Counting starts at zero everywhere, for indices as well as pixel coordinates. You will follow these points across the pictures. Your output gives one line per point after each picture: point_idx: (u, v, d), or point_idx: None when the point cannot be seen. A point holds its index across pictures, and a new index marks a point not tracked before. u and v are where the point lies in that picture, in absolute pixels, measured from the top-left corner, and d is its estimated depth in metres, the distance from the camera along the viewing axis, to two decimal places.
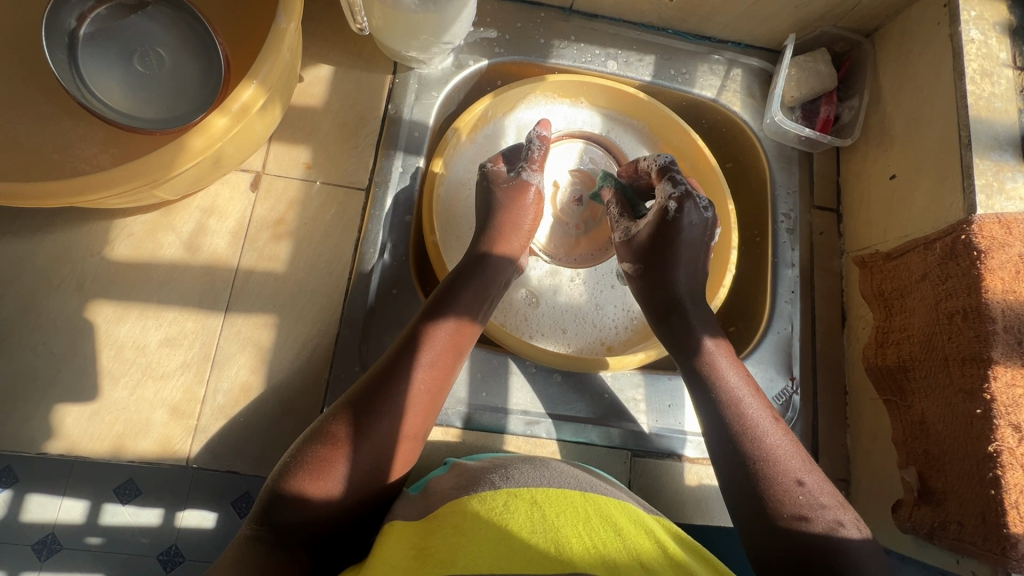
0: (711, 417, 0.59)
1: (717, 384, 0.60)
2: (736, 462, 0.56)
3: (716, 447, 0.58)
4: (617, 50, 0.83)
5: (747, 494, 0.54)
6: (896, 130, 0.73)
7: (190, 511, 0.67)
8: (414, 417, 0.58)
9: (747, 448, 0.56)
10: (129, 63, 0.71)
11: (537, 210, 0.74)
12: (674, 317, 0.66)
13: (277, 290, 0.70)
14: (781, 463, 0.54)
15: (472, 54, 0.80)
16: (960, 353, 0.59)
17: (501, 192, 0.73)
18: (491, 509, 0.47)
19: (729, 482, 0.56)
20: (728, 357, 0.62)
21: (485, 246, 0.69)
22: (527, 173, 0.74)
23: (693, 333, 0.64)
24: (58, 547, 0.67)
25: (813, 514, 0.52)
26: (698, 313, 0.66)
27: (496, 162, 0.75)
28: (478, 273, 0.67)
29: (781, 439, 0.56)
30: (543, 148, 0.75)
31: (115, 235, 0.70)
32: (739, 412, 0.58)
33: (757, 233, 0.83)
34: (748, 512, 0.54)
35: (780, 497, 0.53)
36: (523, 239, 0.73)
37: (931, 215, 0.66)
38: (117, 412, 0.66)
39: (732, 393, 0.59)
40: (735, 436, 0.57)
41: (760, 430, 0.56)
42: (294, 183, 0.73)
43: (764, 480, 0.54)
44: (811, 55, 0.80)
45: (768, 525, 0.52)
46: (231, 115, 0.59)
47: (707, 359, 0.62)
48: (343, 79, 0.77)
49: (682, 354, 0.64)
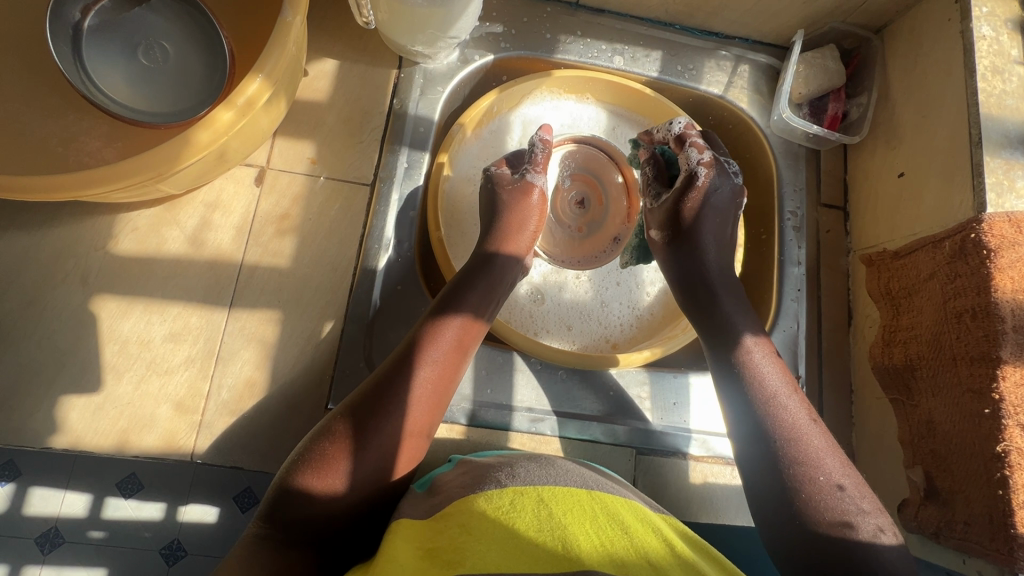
0: (750, 416, 0.58)
1: (756, 381, 0.59)
2: (771, 463, 0.55)
3: (752, 446, 0.57)
4: (624, 46, 0.83)
5: (782, 495, 0.53)
6: (905, 128, 0.73)
7: (192, 506, 0.66)
8: (418, 415, 0.57)
9: (784, 447, 0.55)
10: (133, 56, 0.70)
11: (542, 211, 0.74)
12: (707, 301, 0.66)
13: (282, 285, 0.69)
14: (819, 466, 0.54)
15: (478, 49, 0.79)
16: (968, 353, 0.58)
17: (507, 194, 0.72)
18: (497, 508, 0.47)
19: (761, 482, 0.55)
20: (766, 354, 0.61)
21: (491, 245, 0.69)
22: (531, 176, 0.73)
23: (736, 327, 0.63)
24: (61, 541, 0.66)
25: (851, 518, 0.51)
26: (734, 307, 0.65)
27: (499, 166, 0.75)
28: (486, 271, 0.67)
29: (819, 440, 0.56)
30: (546, 151, 0.75)
31: (119, 230, 0.70)
32: (777, 411, 0.57)
33: (762, 230, 0.82)
34: (781, 513, 0.53)
35: (816, 500, 0.52)
36: (530, 238, 0.72)
37: (941, 213, 0.65)
38: (122, 407, 0.66)
39: (769, 389, 0.58)
40: (773, 435, 0.56)
41: (798, 431, 0.56)
42: (298, 178, 0.73)
43: (799, 481, 0.53)
44: (819, 52, 0.80)
45: (802, 528, 0.52)
46: (236, 109, 0.59)
47: (746, 357, 0.61)
48: (348, 73, 0.76)
49: (720, 349, 0.63)
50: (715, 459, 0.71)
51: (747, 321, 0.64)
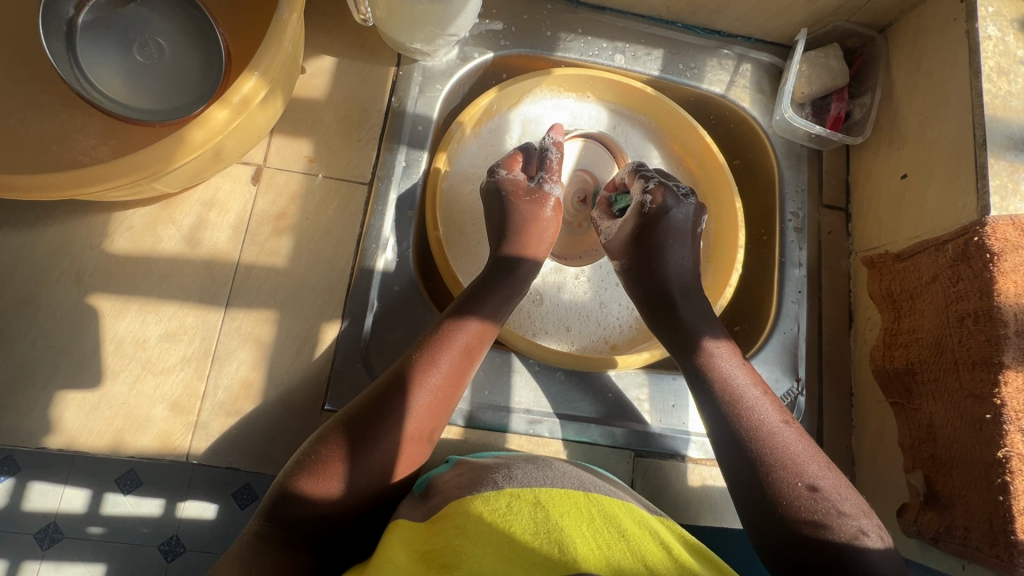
0: (721, 423, 0.57)
1: (723, 387, 0.59)
2: (744, 467, 0.54)
3: (728, 452, 0.56)
4: (625, 44, 0.82)
5: (760, 500, 0.53)
6: (909, 128, 0.72)
7: (190, 502, 0.67)
8: (425, 420, 0.57)
9: (757, 452, 0.54)
10: (129, 53, 0.70)
11: (557, 222, 0.74)
12: (668, 314, 0.66)
13: (278, 285, 0.69)
14: (792, 465, 0.53)
15: (478, 47, 0.78)
16: (970, 357, 0.58)
17: (524, 206, 0.71)
18: (494, 511, 0.46)
19: (738, 487, 0.55)
20: (734, 361, 0.61)
21: (513, 251, 0.69)
22: (549, 185, 0.74)
23: (699, 335, 0.64)
24: (59, 536, 0.67)
25: (828, 519, 0.50)
26: (697, 317, 0.65)
27: (511, 169, 0.74)
28: (504, 278, 0.67)
29: (792, 440, 0.55)
30: (559, 156, 0.76)
31: (115, 228, 0.69)
32: (744, 414, 0.57)
33: (764, 231, 0.82)
34: (758, 518, 0.52)
35: (791, 501, 0.51)
36: (546, 247, 0.72)
37: (944, 216, 0.64)
38: (117, 406, 0.65)
39: (739, 395, 0.58)
40: (746, 440, 0.55)
41: (767, 433, 0.55)
42: (296, 177, 0.72)
43: (772, 484, 0.53)
44: (822, 51, 0.79)
45: (780, 531, 0.51)
46: (232, 108, 0.58)
47: (710, 362, 0.61)
48: (345, 71, 0.76)
49: (688, 358, 0.63)
50: (713, 462, 0.70)
51: (710, 328, 0.64)
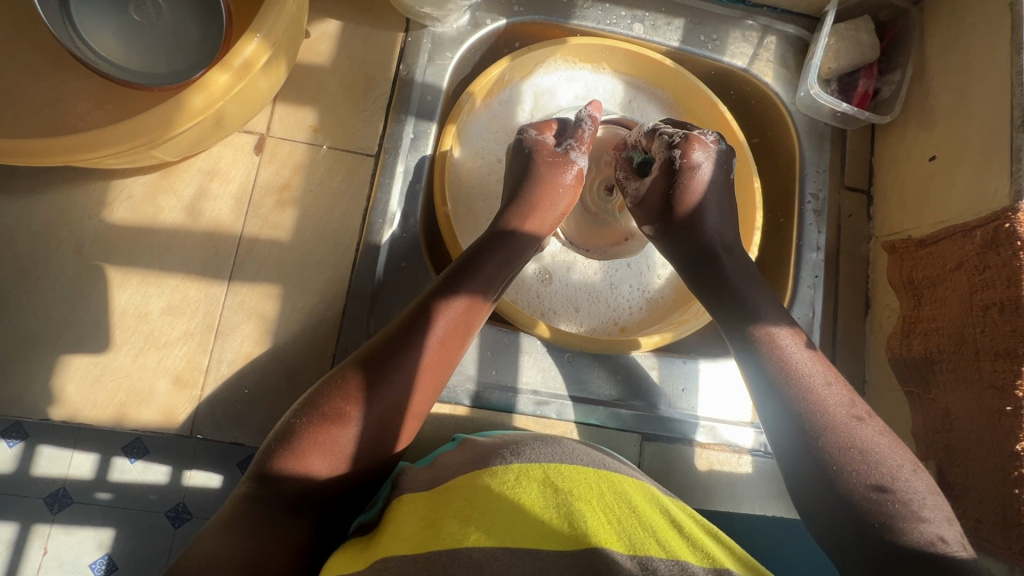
0: (796, 414, 0.54)
1: (792, 376, 0.55)
2: (810, 459, 0.53)
3: (802, 446, 0.53)
4: (644, 12, 0.78)
5: (839, 500, 0.51)
6: (941, 107, 0.69)
7: (196, 471, 0.65)
8: (420, 393, 0.56)
9: (836, 451, 0.52)
10: (125, 10, 0.66)
11: (574, 192, 0.71)
12: (716, 281, 0.63)
13: (282, 259, 0.67)
14: (866, 464, 0.51)
15: (490, 13, 0.74)
16: (993, 347, 0.56)
17: (544, 167, 0.69)
18: (502, 484, 0.46)
19: (796, 472, 0.54)
20: (801, 350, 0.57)
21: (509, 222, 0.67)
22: (574, 153, 0.71)
23: (761, 317, 0.59)
24: (69, 501, 0.66)
25: (907, 524, 0.48)
26: (743, 276, 0.63)
27: (542, 131, 0.72)
28: (501, 250, 0.64)
29: (858, 430, 0.52)
30: (593, 128, 0.73)
31: (114, 197, 0.67)
32: (815, 405, 0.54)
33: (781, 212, 0.79)
34: (832, 514, 0.51)
35: (863, 499, 0.50)
36: (556, 218, 0.70)
37: (973, 200, 0.62)
38: (120, 379, 0.65)
39: (811, 392, 0.54)
40: (824, 438, 0.52)
41: (845, 432, 0.52)
42: (299, 147, 0.70)
43: (844, 482, 0.51)
44: (852, 23, 0.75)
45: (859, 531, 0.49)
46: (233, 71, 0.56)
47: (776, 346, 0.57)
48: (352, 36, 0.72)
49: (744, 338, 0.59)
50: (722, 447, 0.70)
51: (777, 314, 0.60)
